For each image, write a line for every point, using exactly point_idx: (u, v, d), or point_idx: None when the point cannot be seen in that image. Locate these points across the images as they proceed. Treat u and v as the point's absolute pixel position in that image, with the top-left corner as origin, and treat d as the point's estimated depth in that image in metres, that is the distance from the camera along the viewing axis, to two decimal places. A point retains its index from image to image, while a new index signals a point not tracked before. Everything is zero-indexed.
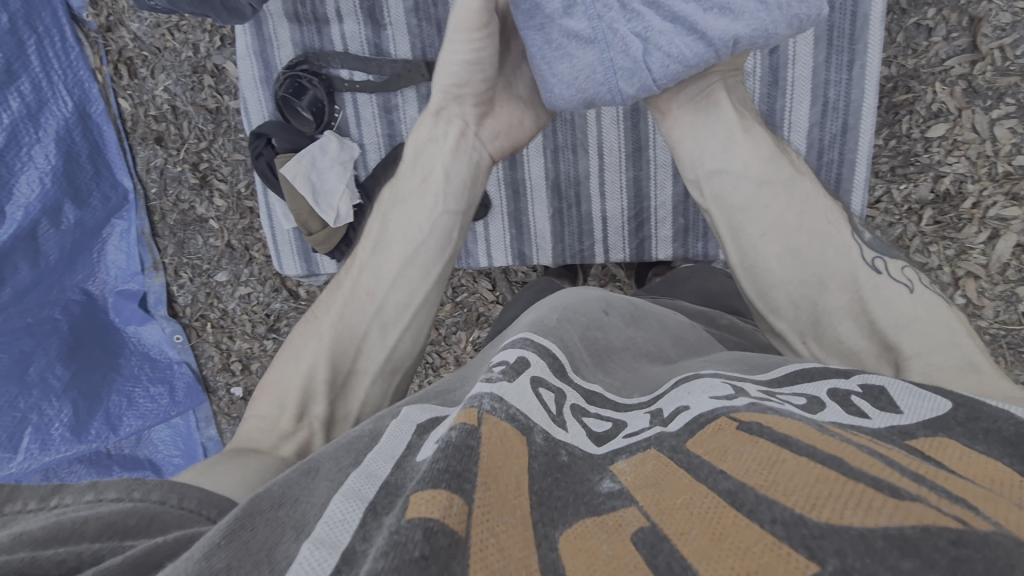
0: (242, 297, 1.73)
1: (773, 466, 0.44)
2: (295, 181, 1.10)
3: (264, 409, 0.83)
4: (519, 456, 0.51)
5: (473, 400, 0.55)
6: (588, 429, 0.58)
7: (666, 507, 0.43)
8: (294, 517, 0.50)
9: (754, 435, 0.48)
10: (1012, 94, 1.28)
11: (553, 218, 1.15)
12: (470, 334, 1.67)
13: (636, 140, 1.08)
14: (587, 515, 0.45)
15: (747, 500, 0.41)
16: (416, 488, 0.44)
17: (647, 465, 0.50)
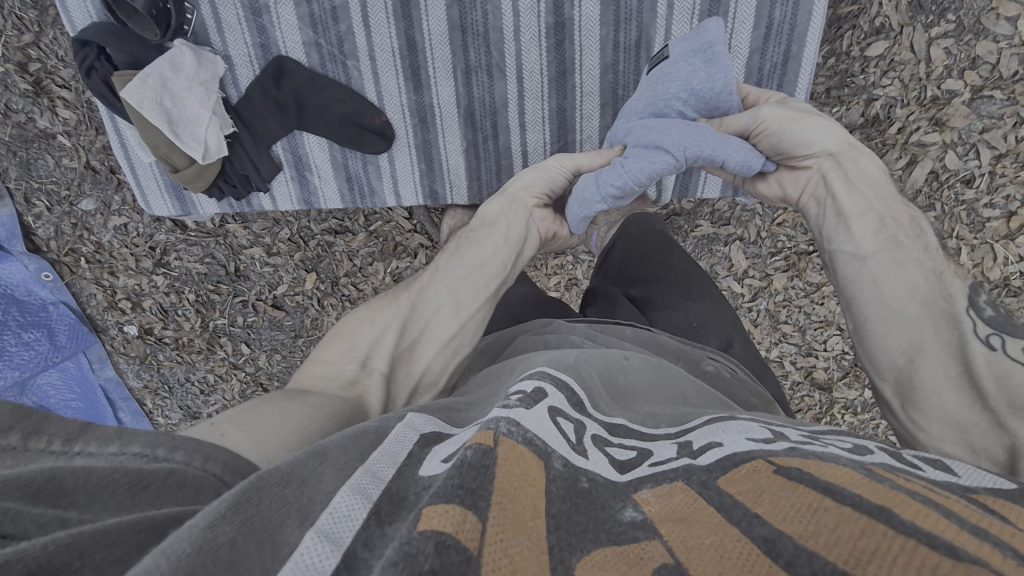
0: (117, 228, 1.49)
1: (813, 515, 0.40)
2: (142, 108, 0.88)
3: (332, 356, 0.81)
4: (536, 480, 0.47)
5: (489, 424, 0.52)
6: (610, 457, 0.54)
7: (693, 547, 0.38)
8: (301, 501, 0.43)
9: (793, 479, 0.45)
10: (954, 10, 1.22)
11: (468, 151, 1.02)
12: (387, 265, 1.56)
13: (560, 62, 0.94)
14: (607, 543, 0.40)
15: (785, 549, 0.37)
16: (427, 502, 0.40)
17: (674, 498, 0.46)
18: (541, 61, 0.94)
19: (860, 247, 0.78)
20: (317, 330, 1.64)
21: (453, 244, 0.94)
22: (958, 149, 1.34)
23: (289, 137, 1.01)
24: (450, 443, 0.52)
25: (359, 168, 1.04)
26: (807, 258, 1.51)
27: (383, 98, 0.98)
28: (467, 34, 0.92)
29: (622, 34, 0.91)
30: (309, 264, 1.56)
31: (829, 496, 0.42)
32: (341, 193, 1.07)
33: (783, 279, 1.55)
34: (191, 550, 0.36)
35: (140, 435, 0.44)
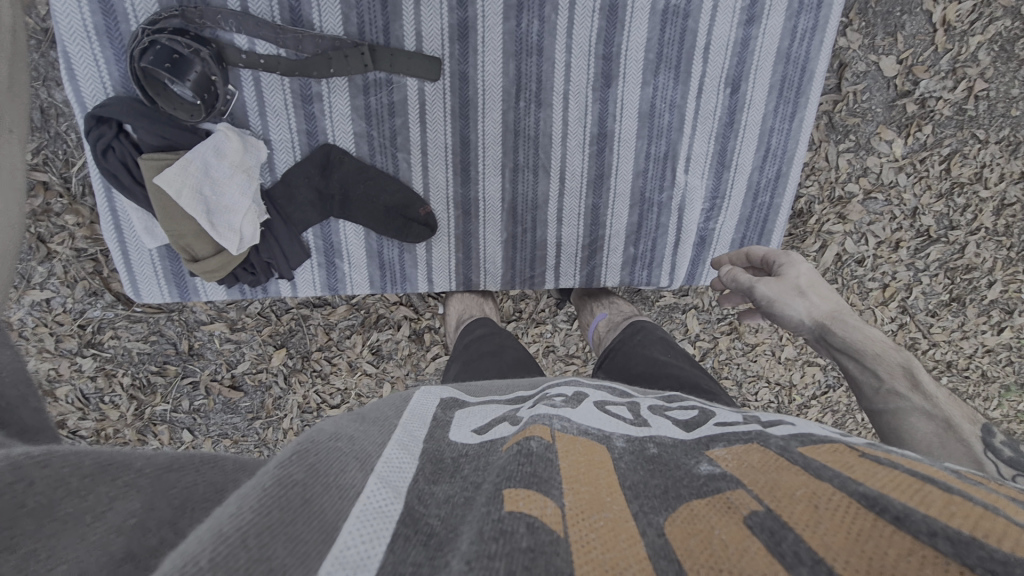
0: (35, 303, 1.25)
1: (914, 490, 0.46)
2: (180, 198, 0.80)
3: None
4: (602, 461, 0.56)
5: (544, 419, 0.63)
6: (674, 420, 0.68)
7: (784, 496, 0.47)
8: (352, 451, 0.54)
9: (885, 464, 0.52)
10: (854, 132, 1.57)
11: (506, 243, 1.05)
12: (366, 339, 1.50)
13: (600, 167, 1.03)
14: (690, 498, 0.50)
15: (890, 506, 0.43)
16: (503, 486, 0.48)
17: (753, 455, 0.55)
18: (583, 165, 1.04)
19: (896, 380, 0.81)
20: (279, 411, 1.49)
21: None
22: (854, 237, 1.68)
23: (322, 224, 0.96)
24: (475, 414, 0.70)
25: (394, 256, 1.02)
26: (746, 322, 1.76)
27: (430, 191, 0.98)
28: (519, 136, 0.98)
29: (654, 147, 1.03)
30: (278, 339, 1.44)
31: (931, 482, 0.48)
32: (372, 279, 1.03)
33: (727, 340, 1.77)
34: (272, 483, 0.45)
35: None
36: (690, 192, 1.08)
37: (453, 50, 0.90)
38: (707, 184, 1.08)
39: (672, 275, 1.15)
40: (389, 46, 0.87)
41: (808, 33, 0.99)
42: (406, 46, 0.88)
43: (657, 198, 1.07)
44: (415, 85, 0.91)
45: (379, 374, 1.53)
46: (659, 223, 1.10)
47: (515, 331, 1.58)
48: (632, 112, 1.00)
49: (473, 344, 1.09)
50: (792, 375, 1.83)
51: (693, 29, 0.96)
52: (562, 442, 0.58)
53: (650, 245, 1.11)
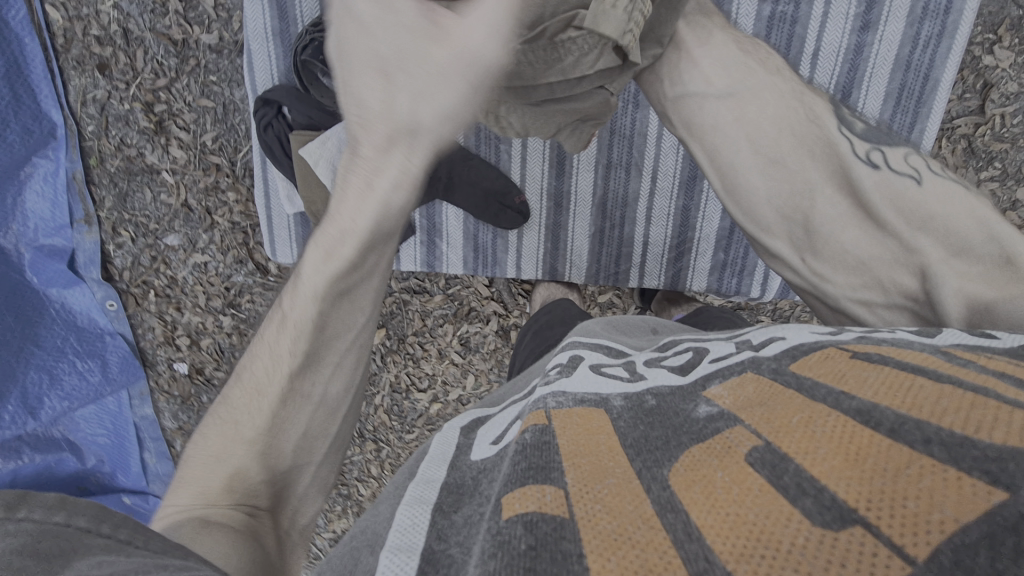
0: (196, 265, 1.50)
1: (908, 390, 0.47)
2: (317, 167, 0.94)
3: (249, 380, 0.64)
4: (601, 426, 0.59)
5: (540, 403, 0.65)
6: (670, 365, 0.68)
7: (783, 427, 0.49)
8: (371, 535, 0.60)
9: (876, 363, 0.53)
10: (1002, 159, 1.39)
11: (593, 236, 1.09)
12: (457, 328, 1.60)
13: (693, 168, 1.04)
14: (692, 443, 0.52)
15: (885, 420, 0.45)
16: (504, 490, 0.51)
17: (748, 387, 0.57)
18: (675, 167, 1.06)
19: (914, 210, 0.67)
20: (373, 386, 1.65)
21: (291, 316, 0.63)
22: None
23: (428, 205, 1.08)
24: (494, 425, 0.74)
25: (488, 239, 1.10)
26: None
27: (526, 181, 1.06)
28: (615, 135, 1.03)
29: None
30: (379, 319, 1.59)
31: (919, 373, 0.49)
32: (466, 260, 1.12)
33: None
34: None
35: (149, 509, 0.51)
36: None
37: None
38: None
39: (763, 287, 1.11)
40: None
41: (933, 39, 0.94)
42: None
43: None
44: None
45: (464, 364, 1.62)
46: None
47: None
48: None
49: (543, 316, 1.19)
50: None
51: (801, 35, 0.96)
52: (558, 420, 0.61)
53: (741, 252, 1.09)
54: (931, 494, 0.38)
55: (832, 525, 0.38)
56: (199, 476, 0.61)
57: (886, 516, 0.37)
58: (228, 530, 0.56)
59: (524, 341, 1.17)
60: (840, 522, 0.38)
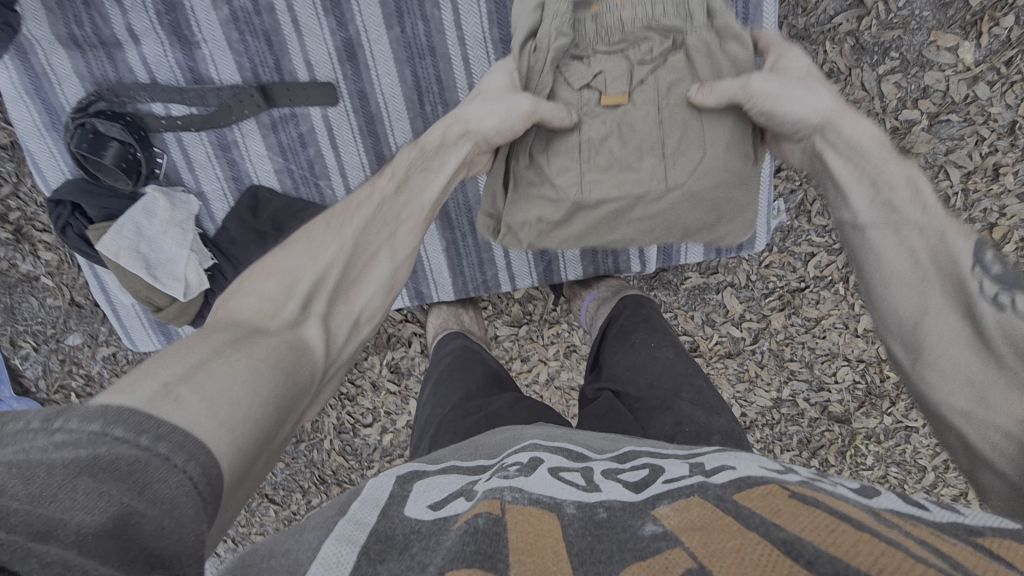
0: (106, 358, 1.47)
1: (831, 531, 0.46)
2: (119, 259, 0.89)
3: (257, 297, 0.68)
4: (551, 529, 0.55)
5: (493, 493, 0.62)
6: (624, 482, 0.65)
7: (714, 550, 0.46)
8: (286, 564, 0.52)
9: (809, 504, 0.52)
10: (896, 48, 1.28)
11: (449, 250, 1.03)
12: (383, 357, 1.55)
13: None
14: (632, 560, 0.48)
15: (806, 552, 0.44)
16: (446, 567, 0.48)
17: (692, 510, 0.54)
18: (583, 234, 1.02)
19: (859, 212, 0.74)
20: (319, 433, 1.61)
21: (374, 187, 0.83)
22: (927, 173, 1.36)
23: None
24: (431, 486, 0.68)
25: None
26: (801, 294, 1.50)
27: None
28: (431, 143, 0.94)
29: None
30: None
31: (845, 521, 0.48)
32: None
33: (781, 318, 1.53)
34: None
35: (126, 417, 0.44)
36: None
37: (344, 72, 0.91)
38: None
39: (642, 258, 1.06)
40: (284, 82, 0.91)
41: None
42: (300, 77, 0.91)
43: None
44: (320, 113, 0.93)
45: (402, 391, 1.57)
46: None
47: (529, 334, 1.53)
48: None
49: (448, 361, 1.14)
50: (877, 349, 1.54)
51: None
52: (510, 514, 0.57)
53: None
54: None
55: None
56: (256, 307, 0.67)
57: None
58: (260, 406, 0.55)
59: (422, 396, 1.10)
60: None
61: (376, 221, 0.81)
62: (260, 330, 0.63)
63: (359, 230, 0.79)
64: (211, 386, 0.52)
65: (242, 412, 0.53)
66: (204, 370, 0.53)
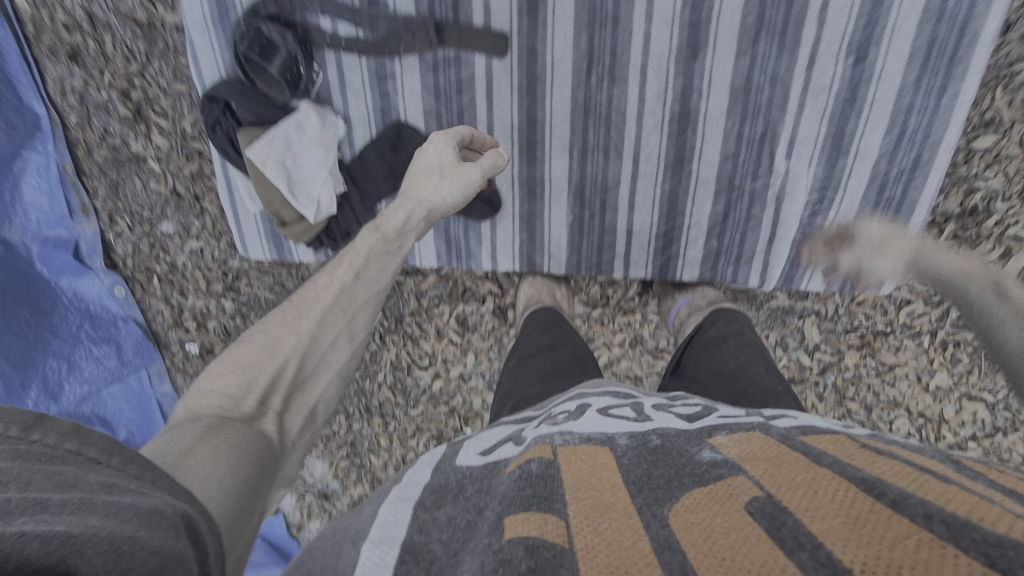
0: (193, 250, 1.52)
1: (913, 478, 0.50)
2: (265, 168, 0.93)
3: (222, 384, 0.68)
4: (605, 463, 0.61)
5: (545, 438, 0.68)
6: (678, 415, 0.74)
7: (784, 482, 0.52)
8: (350, 533, 0.56)
9: (882, 454, 0.57)
10: None
11: (572, 226, 1.05)
12: (454, 308, 1.56)
13: (680, 149, 0.96)
14: (695, 487, 0.55)
15: (888, 492, 0.48)
16: (507, 511, 0.52)
17: (753, 443, 0.61)
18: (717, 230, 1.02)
19: None
20: (376, 364, 1.65)
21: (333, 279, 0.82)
22: None
23: (394, 197, 1.04)
24: (485, 438, 0.74)
25: (459, 232, 1.07)
26: (883, 337, 1.47)
27: (495, 169, 1.01)
28: (590, 114, 0.95)
29: (748, 127, 0.93)
30: None
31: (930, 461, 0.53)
32: (438, 254, 1.10)
33: (855, 355, 1.50)
34: None
35: (96, 440, 0.48)
36: (792, 181, 0.96)
37: (522, 25, 0.91)
38: (815, 172, 0.95)
39: (763, 277, 1.05)
40: (457, 23, 0.91)
41: None
42: (474, 22, 0.91)
43: (749, 185, 0.97)
44: (483, 61, 0.94)
45: (464, 343, 1.59)
46: (750, 214, 0.99)
47: (600, 318, 1.53)
48: (723, 86, 0.91)
49: (536, 336, 1.16)
50: (943, 408, 1.51)
51: None
52: (563, 455, 0.63)
53: (737, 240, 1.02)
54: (926, 565, 0.39)
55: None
56: (211, 402, 0.66)
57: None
58: (237, 466, 0.59)
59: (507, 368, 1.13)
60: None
61: (345, 301, 0.80)
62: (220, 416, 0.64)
63: (322, 315, 0.78)
64: (198, 470, 0.55)
65: (226, 483, 0.56)
66: (189, 456, 0.56)
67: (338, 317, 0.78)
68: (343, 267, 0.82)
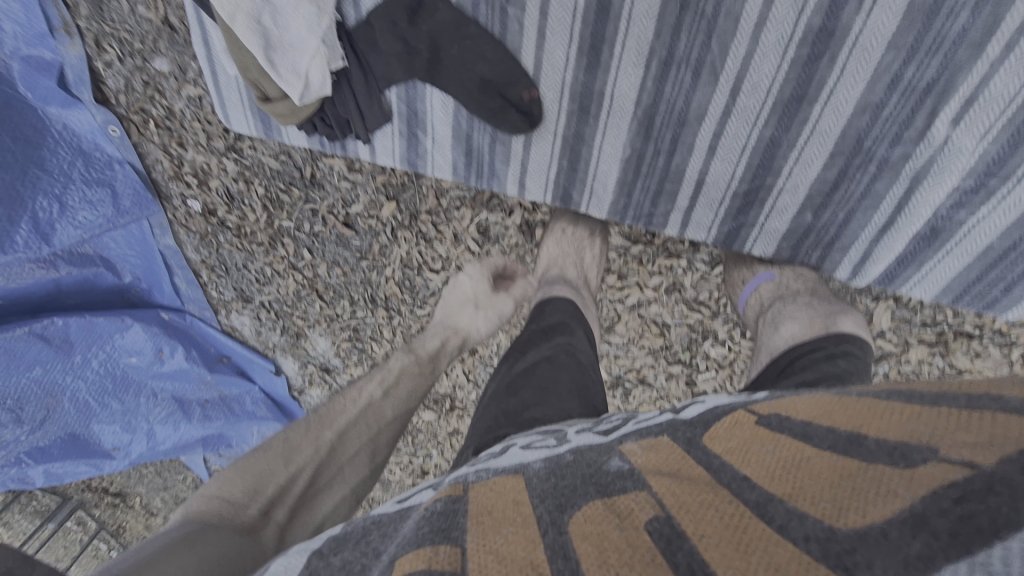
0: (190, 98, 1.35)
1: (797, 468, 0.42)
2: (237, 25, 0.71)
3: (228, 490, 0.73)
4: (515, 485, 0.49)
5: (456, 479, 0.54)
6: (595, 430, 0.62)
7: (682, 499, 0.42)
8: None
9: (775, 433, 0.48)
10: None
11: (628, 162, 0.87)
12: (475, 215, 1.37)
13: (802, 84, 0.72)
14: (598, 497, 0.45)
15: (778, 515, 0.38)
16: (400, 550, 0.42)
17: (659, 453, 0.51)
18: (807, 196, 0.83)
19: None
20: (384, 258, 1.48)
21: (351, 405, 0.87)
22: None
23: (406, 84, 0.84)
24: (407, 493, 0.57)
25: (484, 143, 0.89)
26: (965, 340, 1.23)
27: (542, 70, 0.79)
28: (687, 11, 0.70)
29: (913, 69, 0.67)
30: (390, 192, 1.39)
31: (809, 443, 0.44)
32: (455, 164, 0.94)
33: (923, 352, 1.27)
34: None
35: None
36: (946, 157, 0.73)
37: None
38: (984, 151, 0.71)
39: (856, 269, 0.89)
40: None
41: None
42: None
43: (880, 152, 0.75)
44: None
45: (482, 255, 1.40)
46: (870, 189, 0.79)
47: (639, 255, 1.33)
48: (898, 1, 0.63)
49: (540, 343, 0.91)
50: None
51: None
52: (474, 491, 0.50)
53: (839, 219, 0.84)
54: None
55: None
56: (214, 510, 0.69)
57: None
58: (211, 562, 0.60)
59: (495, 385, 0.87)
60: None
61: (367, 419, 0.87)
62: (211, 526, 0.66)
63: (345, 429, 0.84)
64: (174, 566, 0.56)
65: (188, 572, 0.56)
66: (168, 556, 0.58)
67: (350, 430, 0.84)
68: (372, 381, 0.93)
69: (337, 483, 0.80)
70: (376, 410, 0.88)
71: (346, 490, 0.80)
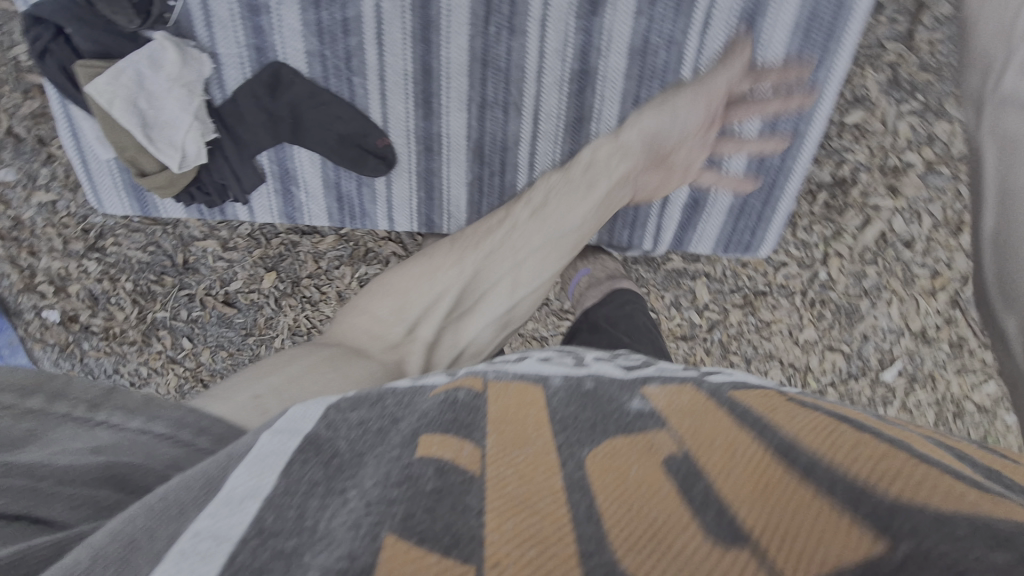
0: (43, 204, 1.36)
1: (828, 434, 0.50)
2: (112, 108, 0.86)
3: (383, 313, 0.99)
4: (533, 401, 0.62)
5: (476, 373, 0.69)
6: (613, 364, 0.75)
7: (705, 441, 0.51)
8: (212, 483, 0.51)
9: (809, 409, 0.56)
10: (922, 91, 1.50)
11: (471, 185, 1.07)
12: (355, 271, 1.47)
13: (579, 109, 0.99)
14: (615, 433, 0.55)
15: (800, 459, 0.47)
16: (422, 432, 0.55)
17: (682, 397, 0.61)
18: None
19: None
20: (271, 330, 1.49)
21: (443, 264, 0.99)
22: (905, 214, 1.52)
23: (276, 148, 1.01)
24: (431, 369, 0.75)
25: (352, 189, 1.06)
26: (763, 297, 1.59)
27: (389, 121, 0.99)
28: (488, 67, 0.95)
29: (644, 89, 0.97)
30: (268, 262, 1.47)
31: (845, 426, 0.52)
32: (329, 211, 1.10)
33: (738, 314, 1.61)
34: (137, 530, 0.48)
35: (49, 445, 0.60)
36: None
37: None
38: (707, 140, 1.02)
39: (655, 240, 1.17)
40: None
41: None
42: None
43: None
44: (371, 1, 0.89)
45: None
46: None
47: None
48: (621, 46, 0.94)
49: None
50: (809, 359, 1.61)
51: None
52: (492, 389, 0.64)
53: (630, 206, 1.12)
54: (814, 531, 0.39)
55: (724, 537, 0.40)
56: (368, 329, 0.98)
57: (774, 542, 0.39)
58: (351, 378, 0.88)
59: None
60: (732, 537, 0.40)
61: (489, 251, 0.98)
62: (362, 353, 0.94)
63: (474, 268, 0.98)
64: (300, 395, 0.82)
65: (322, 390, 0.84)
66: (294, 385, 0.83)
67: (460, 266, 0.98)
68: (492, 224, 1.00)
69: (472, 321, 1.01)
70: (510, 223, 0.99)
71: (497, 322, 1.02)
